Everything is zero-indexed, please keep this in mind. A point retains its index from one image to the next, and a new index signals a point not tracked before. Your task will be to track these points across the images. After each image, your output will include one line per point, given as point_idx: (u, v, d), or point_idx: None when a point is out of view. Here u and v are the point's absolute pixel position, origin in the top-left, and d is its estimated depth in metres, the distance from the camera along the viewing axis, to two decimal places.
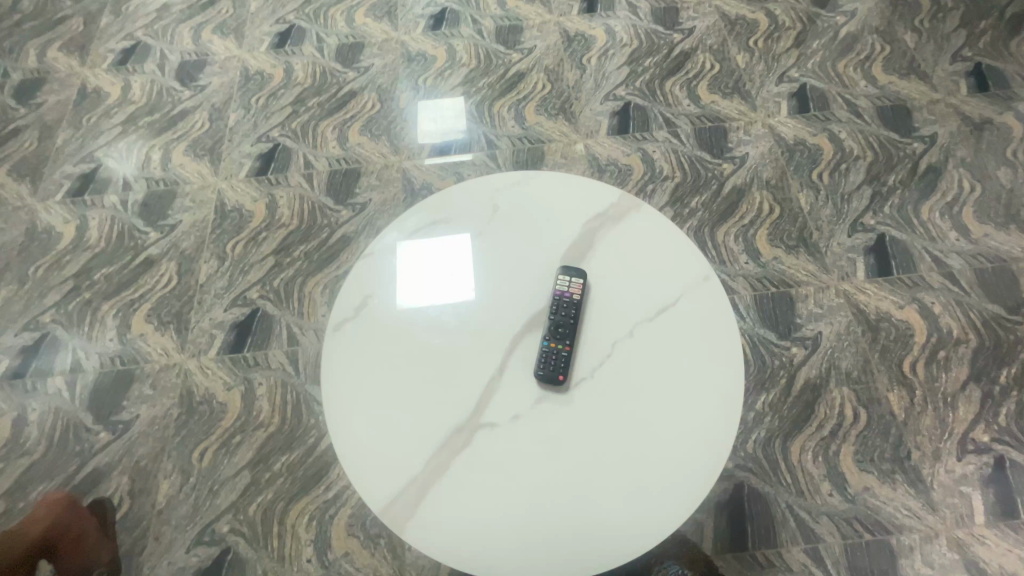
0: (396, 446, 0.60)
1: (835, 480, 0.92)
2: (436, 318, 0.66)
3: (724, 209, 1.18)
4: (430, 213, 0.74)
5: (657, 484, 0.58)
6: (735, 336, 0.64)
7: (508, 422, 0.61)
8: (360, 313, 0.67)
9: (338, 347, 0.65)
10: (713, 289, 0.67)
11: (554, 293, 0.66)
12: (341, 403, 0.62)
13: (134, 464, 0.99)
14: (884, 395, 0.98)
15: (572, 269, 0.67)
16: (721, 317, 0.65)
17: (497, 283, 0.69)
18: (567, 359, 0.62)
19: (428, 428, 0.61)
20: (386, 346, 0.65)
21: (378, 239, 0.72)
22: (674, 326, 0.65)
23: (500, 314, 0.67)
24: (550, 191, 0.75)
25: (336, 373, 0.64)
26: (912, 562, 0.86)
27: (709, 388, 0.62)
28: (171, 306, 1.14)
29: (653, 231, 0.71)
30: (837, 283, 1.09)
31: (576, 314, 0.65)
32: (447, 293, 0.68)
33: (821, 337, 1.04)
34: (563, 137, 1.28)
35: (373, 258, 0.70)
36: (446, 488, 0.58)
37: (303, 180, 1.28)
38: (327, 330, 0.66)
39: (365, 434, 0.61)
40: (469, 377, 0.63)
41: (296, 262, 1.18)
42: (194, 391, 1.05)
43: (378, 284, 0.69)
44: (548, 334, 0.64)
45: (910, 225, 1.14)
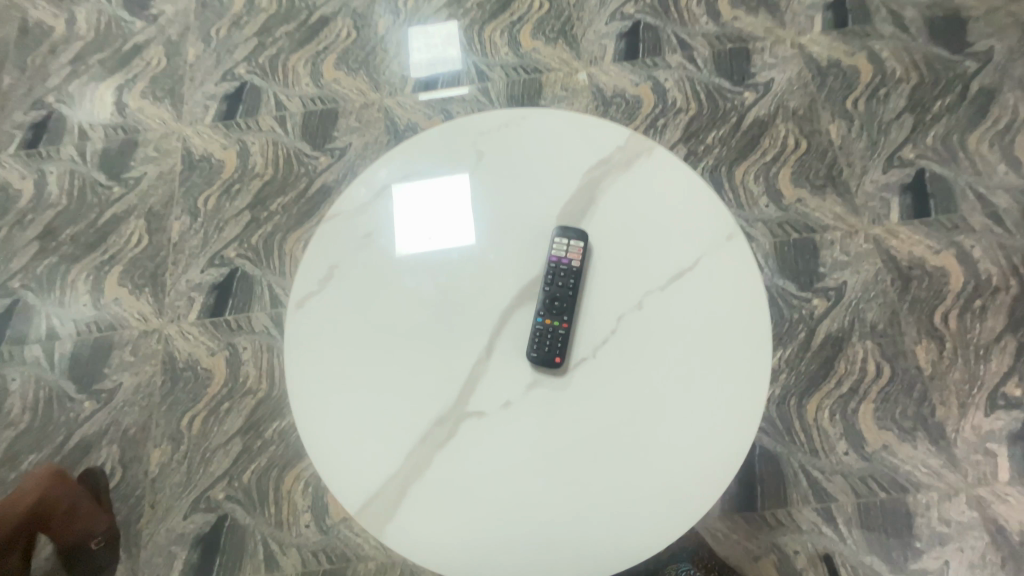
0: (374, 438, 0.54)
1: (852, 438, 0.87)
2: (413, 290, 0.58)
3: (744, 145, 1.05)
4: (402, 164, 0.63)
5: (668, 482, 0.52)
6: (761, 309, 0.56)
7: (499, 409, 0.55)
8: (326, 288, 0.59)
9: (302, 327, 0.58)
10: (737, 252, 0.58)
11: (550, 259, 0.57)
12: (310, 390, 0.56)
13: (122, 433, 0.96)
14: (911, 349, 0.91)
15: (571, 230, 0.58)
16: (745, 286, 0.57)
17: (482, 247, 0.60)
18: (565, 338, 0.55)
19: (408, 417, 0.55)
20: (358, 325, 0.58)
21: (343, 198, 0.62)
22: (690, 299, 0.56)
23: (486, 285, 0.58)
24: (543, 134, 0.64)
25: (302, 357, 0.57)
26: (928, 520, 0.83)
27: (730, 371, 0.54)
28: (145, 267, 1.07)
29: (666, 183, 0.61)
30: (867, 227, 0.98)
31: (575, 285, 0.56)
32: (424, 261, 0.59)
33: (846, 287, 0.95)
34: (563, 66, 1.13)
35: (336, 222, 0.61)
36: (431, 484, 0.53)
37: (276, 123, 1.15)
38: (290, 308, 0.59)
39: (339, 426, 0.55)
40: (452, 359, 0.56)
41: (273, 216, 1.08)
42: (176, 357, 1.00)
43: (344, 252, 0.60)
44: (543, 309, 0.56)
45: (954, 159, 1.01)
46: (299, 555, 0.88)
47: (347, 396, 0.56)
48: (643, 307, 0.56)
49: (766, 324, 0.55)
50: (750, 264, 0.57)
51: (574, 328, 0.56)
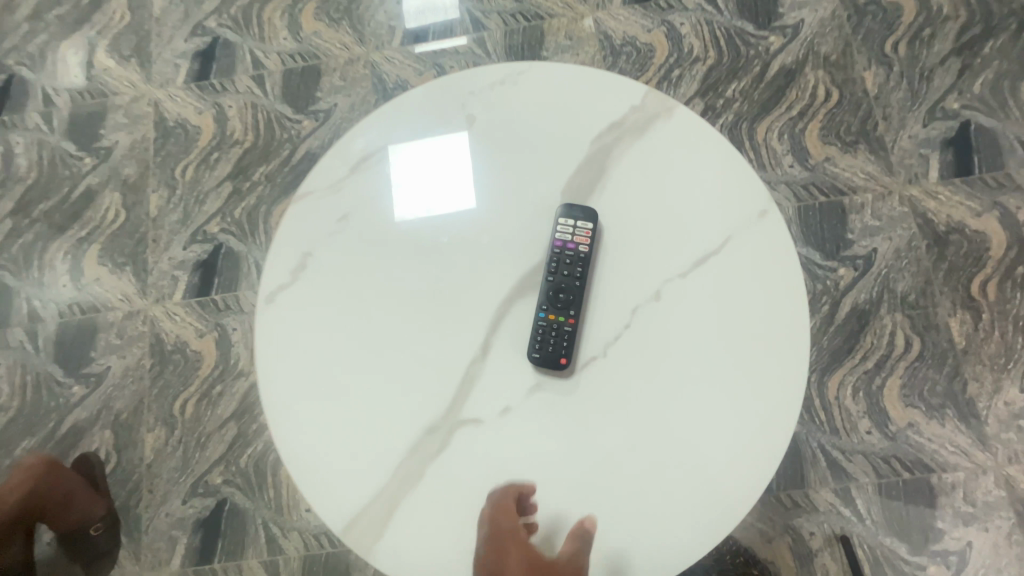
0: (358, 446, 0.50)
1: (875, 417, 0.82)
2: (396, 281, 0.53)
3: (768, 97, 0.95)
4: (381, 132, 0.56)
5: (691, 489, 0.48)
6: (795, 296, 0.50)
7: (496, 416, 0.49)
8: (300, 279, 0.53)
9: (274, 324, 0.52)
10: (769, 231, 0.52)
11: (554, 244, 0.51)
12: (285, 393, 0.51)
13: (115, 418, 0.93)
14: (944, 321, 0.85)
15: (577, 210, 0.52)
16: (779, 271, 0.51)
17: (474, 229, 0.53)
18: (571, 336, 0.49)
19: (395, 424, 0.50)
20: (336, 320, 0.52)
21: (316, 173, 0.56)
22: (712, 288, 0.51)
23: (479, 275, 0.52)
24: (541, 96, 0.56)
25: (275, 357, 0.52)
26: (952, 500, 0.79)
27: (759, 367, 0.49)
28: (125, 245, 1.01)
29: (686, 154, 0.53)
30: (902, 189, 0.90)
31: (583, 274, 0.50)
32: (408, 248, 0.53)
33: (875, 255, 0.87)
34: (567, 11, 1.01)
35: (308, 202, 0.55)
36: (423, 498, 0.48)
37: (253, 83, 1.06)
38: (260, 302, 0.53)
39: (318, 434, 0.50)
40: (441, 359, 0.51)
41: (257, 187, 1.01)
42: (163, 339, 0.96)
43: (318, 237, 0.54)
44: (546, 302, 0.50)
45: (1004, 109, 0.91)
46: (301, 539, 0.86)
47: (327, 400, 0.51)
48: (662, 298, 0.50)
49: (802, 314, 0.50)
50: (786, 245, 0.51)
51: (581, 324, 0.50)
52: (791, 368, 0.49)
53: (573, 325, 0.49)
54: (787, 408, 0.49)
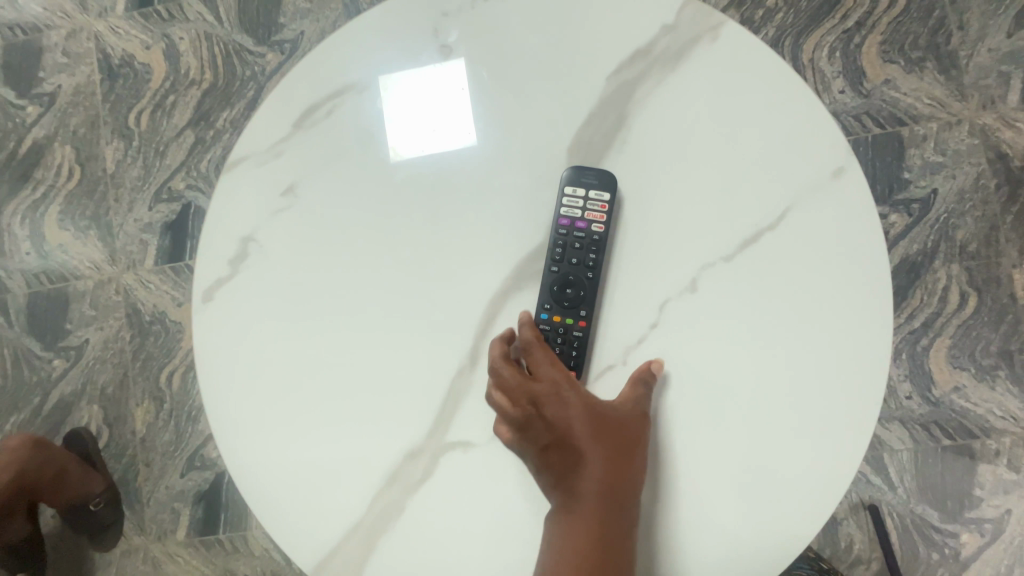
0: (329, 460, 0.43)
1: (917, 381, 0.75)
2: (363, 270, 0.44)
3: (819, 4, 0.78)
4: (331, 78, 0.46)
5: (740, 501, 0.41)
6: (872, 276, 0.42)
7: (490, 438, 0.42)
8: (244, 266, 0.45)
9: (220, 323, 0.45)
10: (835, 196, 0.42)
11: (560, 224, 0.43)
12: (241, 403, 0.44)
13: (100, 392, 0.89)
14: (1007, 272, 0.74)
15: (589, 175, 0.42)
16: (847, 246, 0.42)
17: (452, 205, 0.44)
18: (580, 341, 0.42)
19: (368, 443, 0.43)
20: (296, 320, 0.44)
21: (254, 133, 0.46)
22: (756, 268, 0.42)
23: (461, 263, 0.44)
24: (531, 19, 0.45)
25: (222, 365, 0.44)
26: (995, 467, 0.73)
27: (821, 363, 0.42)
28: (85, 206, 0.91)
29: (727, 95, 0.43)
30: (974, 115, 0.76)
31: (596, 260, 0.42)
32: (374, 232, 0.44)
33: (935, 197, 0.75)
34: None
35: (250, 167, 0.45)
36: (411, 523, 0.42)
37: (204, 8, 0.90)
38: (196, 302, 0.45)
39: (278, 455, 0.43)
40: (418, 365, 0.43)
41: (221, 135, 0.89)
42: (140, 309, 0.89)
43: (263, 212, 0.45)
44: (550, 301, 0.43)
45: None
46: None
47: (287, 415, 0.44)
48: (697, 288, 0.42)
49: (876, 297, 0.42)
50: (855, 211, 0.42)
51: (596, 323, 0.43)
52: (850, 358, 0.41)
53: (583, 328, 0.42)
54: (859, 409, 0.41)
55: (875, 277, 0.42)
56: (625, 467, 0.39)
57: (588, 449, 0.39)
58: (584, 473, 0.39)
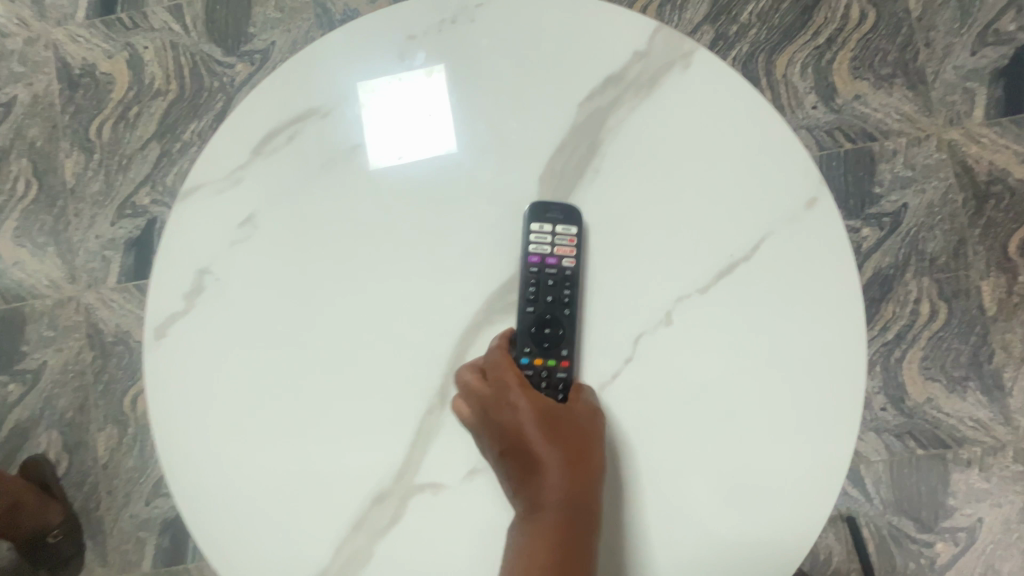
0: (293, 495, 0.41)
1: (892, 392, 0.75)
2: (326, 299, 0.43)
3: (791, 21, 0.80)
4: (298, 102, 0.45)
5: (743, 498, 0.41)
6: (845, 302, 0.42)
7: (462, 478, 0.41)
8: (200, 299, 0.43)
9: (174, 359, 0.43)
10: (807, 222, 0.42)
11: (530, 262, 0.42)
12: (198, 439, 0.42)
13: (59, 417, 0.85)
14: (976, 285, 0.76)
15: (554, 211, 0.42)
16: (820, 271, 0.42)
17: (419, 232, 0.43)
18: (565, 381, 0.41)
19: (334, 477, 0.41)
20: (257, 357, 0.42)
21: (213, 159, 0.44)
22: (733, 294, 0.42)
23: (429, 295, 0.42)
24: (499, 42, 0.44)
25: (177, 406, 0.42)
26: (967, 477, 0.74)
27: (798, 385, 0.41)
28: (43, 222, 0.87)
29: (699, 121, 0.43)
30: (941, 131, 0.77)
31: (571, 296, 0.41)
32: (340, 263, 0.43)
33: (905, 211, 0.77)
34: None
35: (208, 195, 0.44)
36: (380, 564, 0.40)
37: (170, 17, 0.87)
38: (148, 339, 0.43)
39: (238, 498, 0.41)
40: (386, 402, 0.42)
41: (188, 147, 0.85)
42: (102, 329, 0.85)
43: (222, 240, 0.43)
44: (529, 343, 0.41)
45: None
46: None
47: (245, 456, 0.42)
48: (672, 320, 0.42)
49: (849, 324, 0.42)
50: (828, 237, 0.42)
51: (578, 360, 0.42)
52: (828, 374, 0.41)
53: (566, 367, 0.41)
54: (835, 440, 0.41)
55: (850, 306, 0.42)
56: (585, 468, 0.38)
57: (543, 452, 0.38)
58: (541, 478, 0.38)
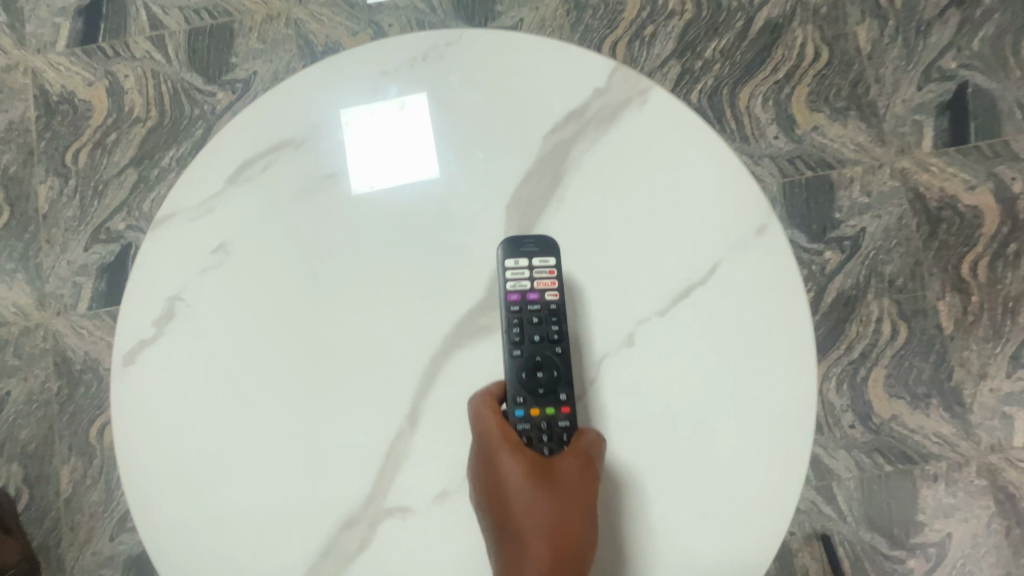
0: (262, 523, 0.41)
1: (859, 410, 0.78)
2: (295, 324, 0.43)
3: (752, 57, 0.85)
4: (273, 134, 0.46)
5: (729, 484, 0.42)
6: (800, 322, 0.44)
7: (430, 501, 0.41)
8: (169, 329, 0.43)
9: (139, 390, 0.42)
10: (761, 251, 0.45)
11: (514, 299, 0.42)
12: (166, 469, 0.42)
13: (21, 449, 0.82)
14: (933, 305, 0.79)
15: (528, 244, 0.42)
16: (775, 294, 0.44)
17: (390, 258, 0.44)
18: (568, 429, 0.40)
19: (303, 502, 0.41)
20: (228, 383, 0.42)
21: (187, 189, 0.45)
22: (699, 317, 0.44)
23: (400, 319, 0.43)
24: (470, 78, 0.47)
25: (144, 431, 0.42)
26: (935, 492, 0.76)
27: (764, 390, 0.43)
28: (13, 248, 0.86)
29: (657, 152, 0.45)
30: (894, 160, 0.82)
31: (560, 331, 0.41)
32: (313, 289, 0.44)
33: (864, 235, 0.80)
34: None
35: (180, 225, 0.44)
36: None
37: (153, 46, 0.89)
38: (117, 364, 0.43)
39: (200, 525, 0.41)
40: (355, 427, 0.42)
41: (166, 174, 0.86)
42: (70, 357, 0.83)
43: (191, 269, 0.44)
44: (523, 394, 0.40)
45: (1004, 68, 0.83)
46: None
47: (210, 482, 0.41)
48: (634, 341, 0.43)
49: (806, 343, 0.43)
50: (783, 266, 0.44)
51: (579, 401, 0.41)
52: (792, 377, 0.43)
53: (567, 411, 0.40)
54: (798, 442, 0.42)
55: (803, 325, 0.44)
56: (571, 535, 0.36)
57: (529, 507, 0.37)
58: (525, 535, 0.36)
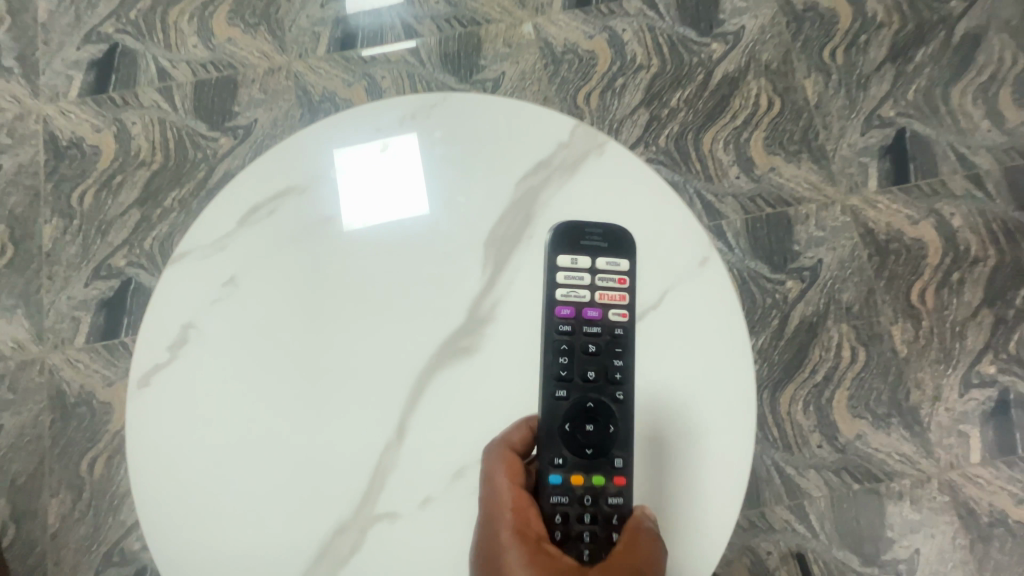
0: (261, 531, 0.44)
1: (825, 431, 0.82)
2: (296, 345, 0.47)
3: (712, 107, 0.94)
4: (276, 180, 0.51)
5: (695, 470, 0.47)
6: (736, 335, 0.50)
7: (416, 507, 0.44)
8: (179, 354, 0.47)
9: (150, 411, 0.46)
10: (705, 279, 0.50)
11: (577, 310, 0.45)
12: (172, 483, 0.45)
13: (10, 483, 0.82)
14: (887, 330, 0.85)
15: (595, 244, 0.47)
16: (716, 315, 0.50)
17: (381, 289, 0.49)
18: (618, 507, 0.43)
19: (300, 511, 0.44)
20: (233, 407, 0.46)
21: (200, 230, 0.50)
22: (651, 336, 0.49)
23: (393, 342, 0.48)
24: (454, 131, 0.53)
25: (152, 449, 0.45)
26: (901, 509, 0.80)
27: (712, 389, 0.48)
28: (14, 285, 0.89)
29: (615, 193, 0.52)
30: (844, 198, 0.90)
31: (622, 361, 0.45)
32: (313, 313, 0.48)
33: (821, 266, 0.87)
34: (505, 16, 0.97)
35: (191, 261, 0.49)
36: None
37: (160, 96, 0.95)
38: (131, 387, 0.46)
39: (201, 538, 0.44)
40: (347, 444, 0.45)
41: (169, 214, 0.90)
42: (65, 390, 0.85)
43: (201, 300, 0.48)
44: (572, 462, 0.43)
45: (937, 115, 0.92)
46: None
47: (212, 498, 0.44)
48: None
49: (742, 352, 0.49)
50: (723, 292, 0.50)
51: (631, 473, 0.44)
52: (734, 374, 0.48)
53: (620, 484, 0.43)
54: (744, 422, 0.48)
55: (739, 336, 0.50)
56: None
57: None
58: None
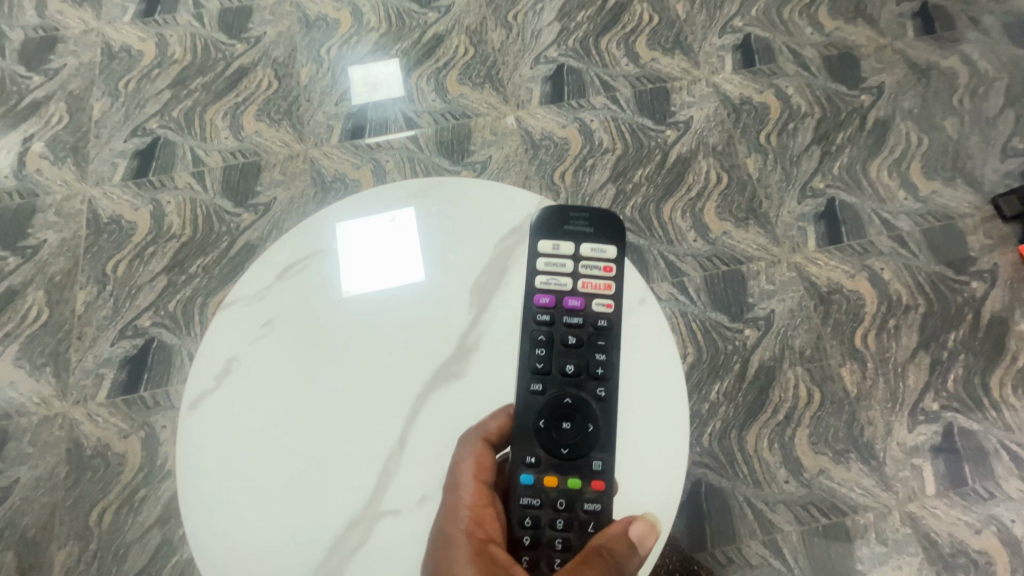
0: (286, 532, 0.51)
1: (791, 467, 0.89)
2: (321, 372, 0.57)
3: (669, 182, 1.09)
4: (304, 244, 0.63)
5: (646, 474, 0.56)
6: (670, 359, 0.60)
7: (414, 505, 0.52)
8: (223, 384, 0.56)
9: (195, 431, 0.55)
10: (645, 316, 0.61)
11: (559, 299, 0.55)
12: (211, 492, 0.53)
13: (20, 536, 0.86)
14: (837, 371, 0.95)
15: (581, 232, 0.58)
16: (654, 343, 0.60)
17: (389, 327, 0.59)
18: (594, 513, 0.50)
19: (319, 511, 0.52)
20: (266, 425, 0.55)
21: (244, 283, 0.60)
22: None
23: (399, 369, 0.57)
24: (449, 203, 0.66)
25: (196, 463, 0.54)
26: (867, 542, 0.85)
27: (654, 405, 0.58)
28: (46, 344, 0.98)
29: None
30: (789, 256, 1.03)
31: (605, 348, 0.54)
32: (335, 346, 0.58)
33: (774, 315, 0.98)
34: (491, 111, 1.15)
35: (234, 309, 0.59)
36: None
37: (193, 179, 1.10)
38: (182, 410, 0.55)
39: (236, 539, 0.51)
40: (360, 455, 0.54)
41: (193, 279, 1.02)
42: (82, 443, 0.91)
43: (243, 340, 0.58)
44: (552, 468, 0.51)
45: (860, 186, 1.08)
46: None
47: (245, 505, 0.52)
48: None
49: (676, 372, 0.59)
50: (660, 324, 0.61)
51: (608, 479, 0.51)
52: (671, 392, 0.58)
53: (597, 489, 0.51)
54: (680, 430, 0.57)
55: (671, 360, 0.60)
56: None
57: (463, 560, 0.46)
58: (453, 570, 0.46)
